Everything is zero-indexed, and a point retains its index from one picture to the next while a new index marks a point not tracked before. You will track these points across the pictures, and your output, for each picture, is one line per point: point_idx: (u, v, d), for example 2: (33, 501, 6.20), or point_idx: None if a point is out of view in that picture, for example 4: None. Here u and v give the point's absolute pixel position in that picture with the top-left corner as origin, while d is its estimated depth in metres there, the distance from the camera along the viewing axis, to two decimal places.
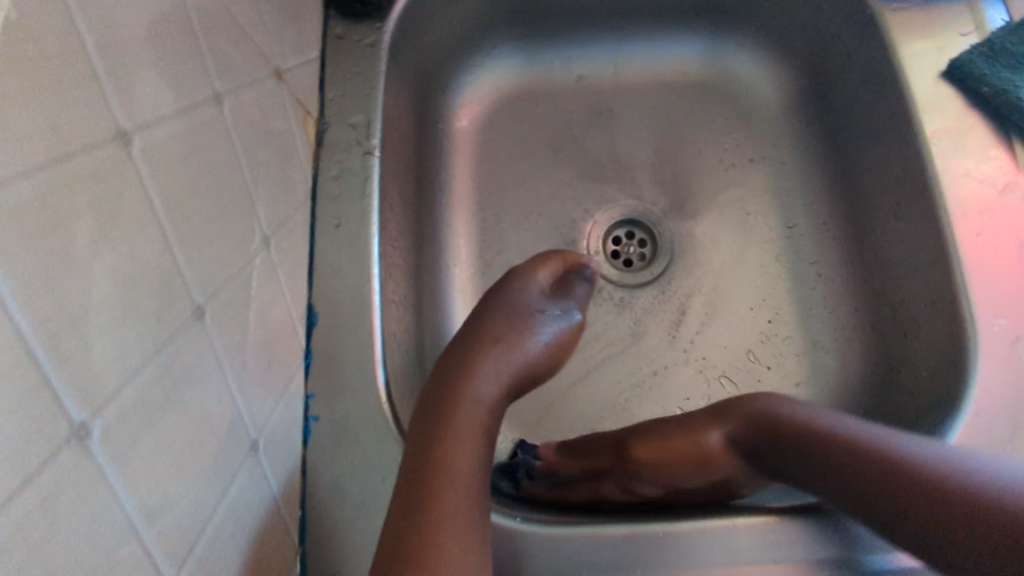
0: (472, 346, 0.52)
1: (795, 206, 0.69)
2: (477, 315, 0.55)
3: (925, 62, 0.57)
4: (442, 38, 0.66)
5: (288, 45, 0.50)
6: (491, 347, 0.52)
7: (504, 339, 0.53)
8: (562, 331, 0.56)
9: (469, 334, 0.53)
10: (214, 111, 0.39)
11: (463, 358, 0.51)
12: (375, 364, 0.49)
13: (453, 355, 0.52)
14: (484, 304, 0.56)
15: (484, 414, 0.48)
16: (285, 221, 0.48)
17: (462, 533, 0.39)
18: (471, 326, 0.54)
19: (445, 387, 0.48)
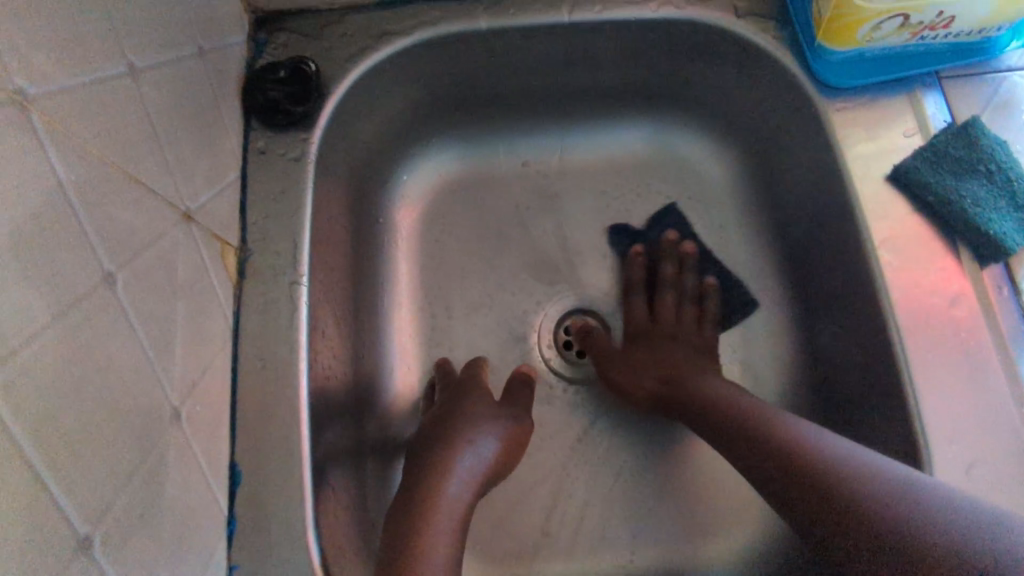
0: (437, 457, 0.52)
1: (747, 293, 0.68)
2: (432, 432, 0.55)
3: (871, 165, 0.56)
4: (377, 134, 0.62)
5: (199, 179, 0.46)
6: (450, 456, 0.52)
7: (458, 446, 0.53)
8: (505, 433, 0.56)
9: (429, 450, 0.53)
10: (106, 296, 0.35)
11: (425, 474, 0.51)
12: (306, 524, 0.45)
13: (419, 467, 0.52)
14: (438, 417, 0.57)
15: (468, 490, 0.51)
16: (201, 377, 0.44)
17: None
18: (428, 443, 0.54)
19: (412, 499, 0.49)
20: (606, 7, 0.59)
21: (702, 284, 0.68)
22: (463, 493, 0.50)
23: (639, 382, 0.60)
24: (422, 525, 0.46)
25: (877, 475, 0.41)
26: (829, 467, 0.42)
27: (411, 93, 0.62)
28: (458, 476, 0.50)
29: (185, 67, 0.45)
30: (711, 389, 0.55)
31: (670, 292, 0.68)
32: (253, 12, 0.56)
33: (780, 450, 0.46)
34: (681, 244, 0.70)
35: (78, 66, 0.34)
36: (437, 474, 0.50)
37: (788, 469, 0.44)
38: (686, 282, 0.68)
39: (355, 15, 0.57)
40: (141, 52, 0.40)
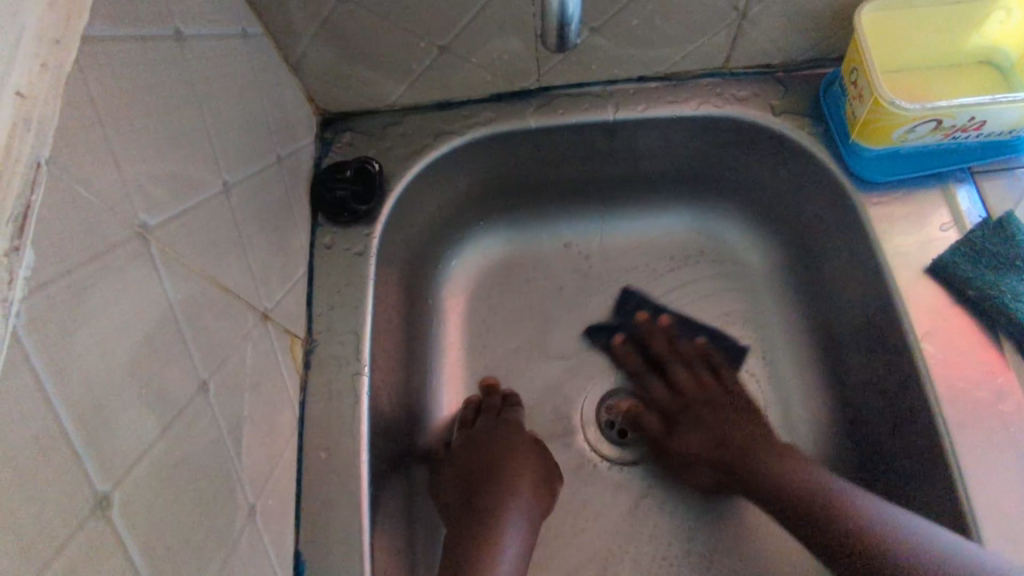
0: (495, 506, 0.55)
1: (787, 376, 0.69)
2: (485, 470, 0.58)
3: (910, 257, 0.58)
4: (430, 222, 0.65)
5: (275, 278, 0.49)
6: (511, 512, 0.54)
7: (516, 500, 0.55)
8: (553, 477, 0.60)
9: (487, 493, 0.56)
10: (200, 402, 0.37)
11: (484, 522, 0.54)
12: None
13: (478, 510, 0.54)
14: (491, 453, 0.59)
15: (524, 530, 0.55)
16: (273, 470, 0.46)
17: None
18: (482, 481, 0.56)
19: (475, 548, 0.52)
20: (650, 106, 0.63)
21: (697, 344, 0.70)
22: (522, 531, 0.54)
23: (689, 443, 0.64)
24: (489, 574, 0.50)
25: (878, 515, 0.51)
26: (826, 503, 0.54)
27: (463, 186, 0.65)
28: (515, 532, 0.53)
29: (267, 176, 0.49)
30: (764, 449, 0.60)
31: (680, 364, 0.69)
32: (321, 113, 0.60)
33: (789, 491, 0.56)
34: (624, 327, 0.71)
35: (184, 192, 0.38)
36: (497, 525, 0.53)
37: (819, 504, 0.54)
38: (684, 345, 0.70)
39: (415, 116, 0.61)
40: (233, 170, 0.44)
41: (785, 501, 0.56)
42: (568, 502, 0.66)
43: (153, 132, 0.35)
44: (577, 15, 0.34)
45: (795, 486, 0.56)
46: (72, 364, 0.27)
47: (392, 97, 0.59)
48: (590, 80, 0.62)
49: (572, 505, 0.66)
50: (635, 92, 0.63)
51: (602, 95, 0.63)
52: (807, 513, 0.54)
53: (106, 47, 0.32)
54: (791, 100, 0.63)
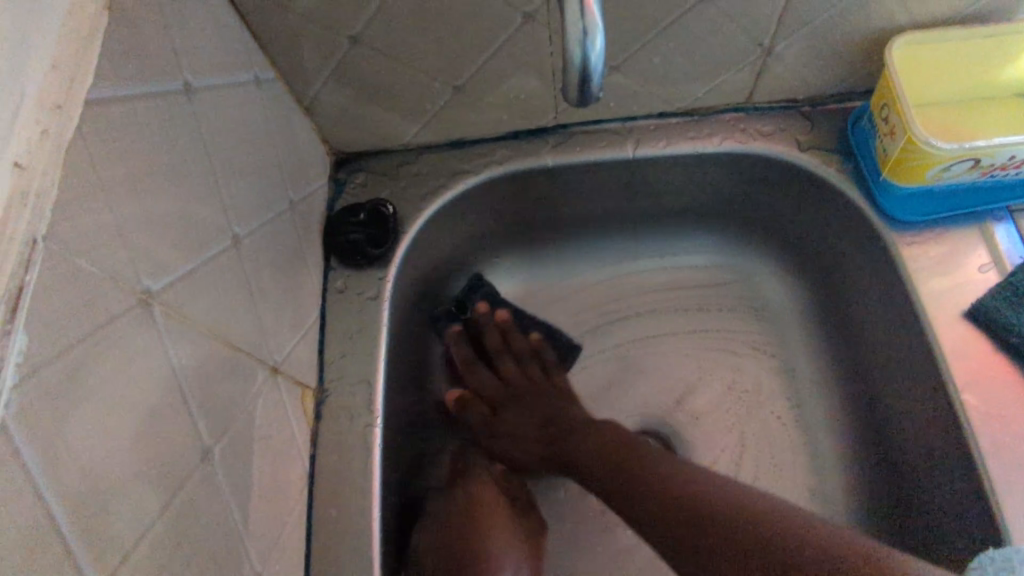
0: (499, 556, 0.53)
1: (814, 418, 0.67)
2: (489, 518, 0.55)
3: (946, 301, 0.55)
4: (445, 261, 0.64)
5: (287, 329, 0.47)
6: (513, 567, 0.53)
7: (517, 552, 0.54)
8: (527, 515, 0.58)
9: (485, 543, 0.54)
10: (206, 470, 0.35)
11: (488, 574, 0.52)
12: None
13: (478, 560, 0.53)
14: (484, 501, 0.56)
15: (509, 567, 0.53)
16: (281, 530, 0.44)
17: None
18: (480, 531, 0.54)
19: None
20: (670, 142, 0.61)
21: (533, 339, 0.68)
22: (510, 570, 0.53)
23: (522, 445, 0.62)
24: None
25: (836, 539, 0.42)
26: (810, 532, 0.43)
27: (478, 224, 0.64)
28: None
29: (278, 223, 0.48)
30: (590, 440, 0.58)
31: (508, 358, 0.67)
32: (334, 153, 0.59)
33: (692, 510, 0.48)
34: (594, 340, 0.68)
35: (192, 249, 0.37)
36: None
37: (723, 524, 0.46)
38: (514, 339, 0.68)
39: (429, 155, 0.60)
40: (243, 221, 0.43)
41: (711, 514, 0.47)
42: None
43: (161, 191, 0.34)
44: (600, 67, 0.33)
45: (742, 490, 0.49)
46: (68, 450, 0.26)
47: (407, 136, 0.58)
48: (609, 117, 0.60)
49: None
50: (656, 127, 0.61)
51: (622, 132, 0.61)
52: (692, 520, 0.47)
53: (113, 110, 0.31)
54: (818, 135, 0.61)
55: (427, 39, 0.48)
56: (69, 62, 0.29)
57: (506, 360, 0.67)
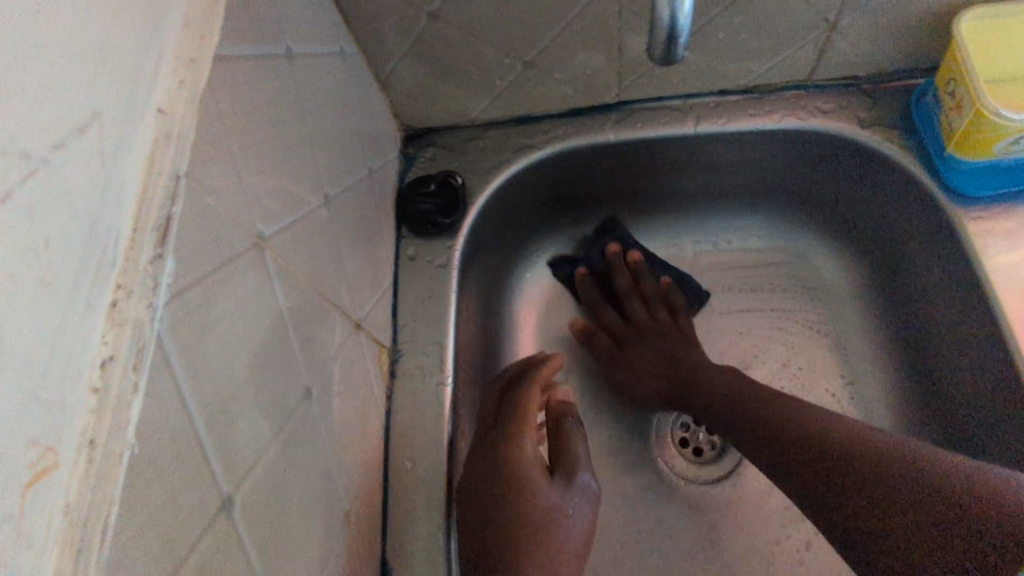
0: (551, 546, 0.42)
1: (870, 394, 0.67)
2: (525, 515, 0.43)
3: (1014, 272, 0.55)
4: (507, 235, 0.66)
5: (366, 289, 0.50)
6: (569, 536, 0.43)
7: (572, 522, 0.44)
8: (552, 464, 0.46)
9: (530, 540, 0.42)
10: (305, 409, 0.38)
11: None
12: None
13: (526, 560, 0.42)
14: (524, 476, 0.45)
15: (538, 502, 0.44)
16: (364, 477, 0.46)
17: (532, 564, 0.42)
18: (523, 518, 0.43)
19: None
20: (731, 119, 0.62)
21: (663, 284, 0.71)
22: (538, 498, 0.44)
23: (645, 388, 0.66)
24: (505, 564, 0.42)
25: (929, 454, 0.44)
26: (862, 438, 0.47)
27: (539, 199, 0.66)
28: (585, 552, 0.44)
29: (359, 189, 0.50)
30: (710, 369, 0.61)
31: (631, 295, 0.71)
32: (405, 128, 0.61)
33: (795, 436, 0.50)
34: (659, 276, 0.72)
35: (293, 203, 0.39)
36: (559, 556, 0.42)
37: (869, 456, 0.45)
38: (643, 282, 0.72)
39: (494, 130, 0.62)
40: (333, 183, 0.45)
41: (820, 436, 0.48)
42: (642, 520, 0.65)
43: (269, 146, 0.37)
44: (686, 29, 0.34)
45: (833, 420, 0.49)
46: (202, 368, 0.29)
47: (474, 111, 0.60)
48: (671, 94, 0.62)
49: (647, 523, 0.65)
50: (716, 105, 0.62)
51: (683, 109, 0.62)
52: (798, 449, 0.49)
53: (233, 67, 0.34)
54: (881, 112, 0.61)
55: (502, 14, 0.50)
56: (198, 18, 0.31)
57: (606, 307, 0.71)
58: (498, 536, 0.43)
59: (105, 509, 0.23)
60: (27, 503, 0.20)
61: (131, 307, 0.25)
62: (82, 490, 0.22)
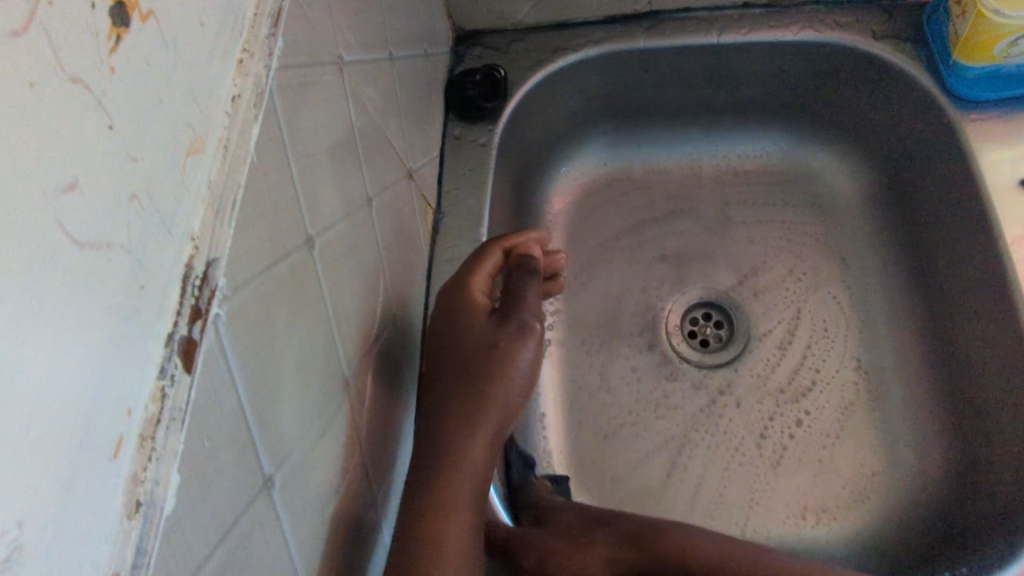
0: (483, 369, 0.50)
1: (871, 296, 0.72)
2: (466, 338, 0.51)
3: (1008, 168, 0.60)
4: (543, 135, 0.74)
5: (418, 149, 0.58)
6: (507, 358, 0.50)
7: (509, 346, 0.50)
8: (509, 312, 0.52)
9: (469, 363, 0.50)
10: (364, 212, 0.47)
11: (475, 395, 0.49)
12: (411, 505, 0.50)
13: (465, 384, 0.49)
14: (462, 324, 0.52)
15: (474, 343, 0.51)
16: (407, 299, 0.55)
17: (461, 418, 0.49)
18: (464, 343, 0.51)
19: (477, 437, 0.48)
20: (751, 30, 0.68)
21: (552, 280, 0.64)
22: (480, 341, 0.51)
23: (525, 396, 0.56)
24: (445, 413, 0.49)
25: None
26: None
27: (573, 103, 0.73)
28: (523, 372, 0.50)
29: (417, 63, 0.59)
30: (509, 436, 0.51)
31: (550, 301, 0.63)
32: (457, 30, 0.70)
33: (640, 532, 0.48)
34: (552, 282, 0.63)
35: (366, 48, 0.48)
36: (490, 382, 0.49)
37: None
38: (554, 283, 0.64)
39: (537, 34, 0.69)
40: (396, 47, 0.54)
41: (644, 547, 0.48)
42: (650, 394, 0.72)
43: None
44: None
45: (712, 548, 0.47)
46: (298, 131, 0.38)
47: (519, 15, 0.68)
48: (696, 4, 0.68)
49: (654, 396, 0.72)
50: (739, 17, 0.69)
51: (708, 20, 0.69)
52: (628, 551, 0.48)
53: None
54: (893, 26, 0.66)
55: None
56: None
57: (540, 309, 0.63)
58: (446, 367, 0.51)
59: (233, 193, 0.31)
60: (185, 167, 0.29)
61: (254, 65, 0.34)
62: (220, 175, 0.31)
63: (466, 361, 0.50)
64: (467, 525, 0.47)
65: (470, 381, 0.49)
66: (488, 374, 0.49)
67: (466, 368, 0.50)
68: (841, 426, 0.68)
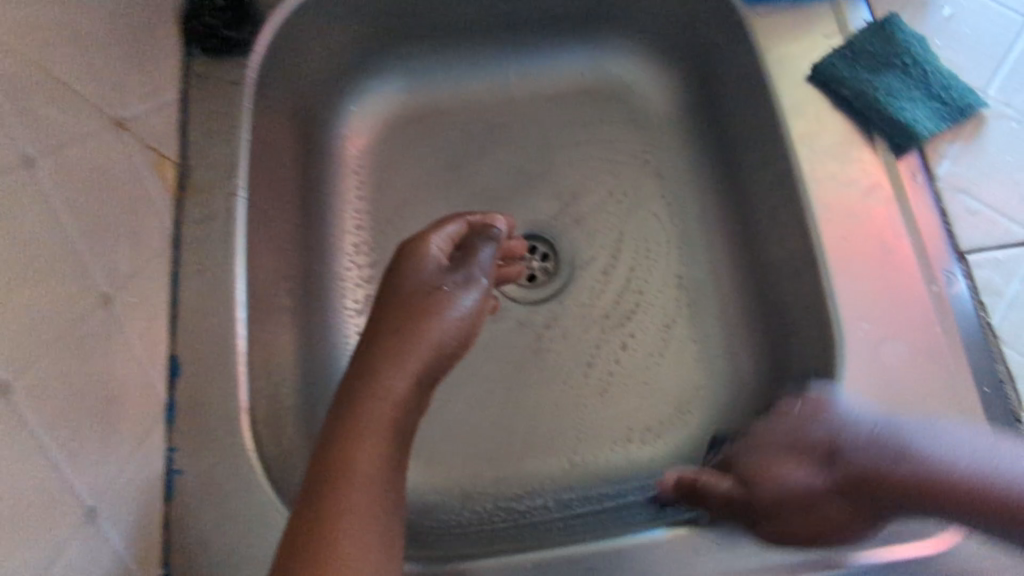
0: (423, 307, 0.46)
1: (691, 210, 0.69)
2: (410, 276, 0.48)
3: (793, 64, 0.58)
4: (323, 65, 0.64)
5: (132, 92, 0.49)
6: (442, 302, 0.46)
7: (446, 295, 0.47)
8: (464, 269, 0.50)
9: (403, 304, 0.46)
10: (21, 175, 0.38)
11: (408, 332, 0.45)
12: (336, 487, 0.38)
13: (403, 318, 0.45)
14: (408, 269, 0.49)
15: (421, 286, 0.48)
16: (136, 271, 0.47)
17: (389, 354, 0.44)
18: (409, 281, 0.47)
19: (396, 376, 0.43)
20: None
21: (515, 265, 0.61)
22: (426, 282, 0.48)
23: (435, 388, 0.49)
24: (381, 346, 0.44)
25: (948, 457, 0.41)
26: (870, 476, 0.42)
27: (355, 27, 0.65)
28: (460, 321, 0.46)
29: None
30: (406, 410, 0.43)
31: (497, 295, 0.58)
32: None
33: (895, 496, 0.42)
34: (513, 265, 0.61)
35: None
36: (427, 318, 0.45)
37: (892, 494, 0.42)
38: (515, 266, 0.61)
39: None
40: None
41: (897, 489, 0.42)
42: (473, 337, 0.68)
43: None
44: None
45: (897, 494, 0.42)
46: None
47: None
48: None
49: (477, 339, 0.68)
50: None
51: None
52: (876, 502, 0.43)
53: None
54: None
55: None
56: None
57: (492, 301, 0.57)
58: (386, 304, 0.47)
59: None
60: None
61: None
62: None
63: (403, 300, 0.47)
64: (385, 464, 0.40)
65: (405, 318, 0.45)
66: (426, 310, 0.46)
67: (402, 307, 0.46)
68: (664, 347, 0.66)
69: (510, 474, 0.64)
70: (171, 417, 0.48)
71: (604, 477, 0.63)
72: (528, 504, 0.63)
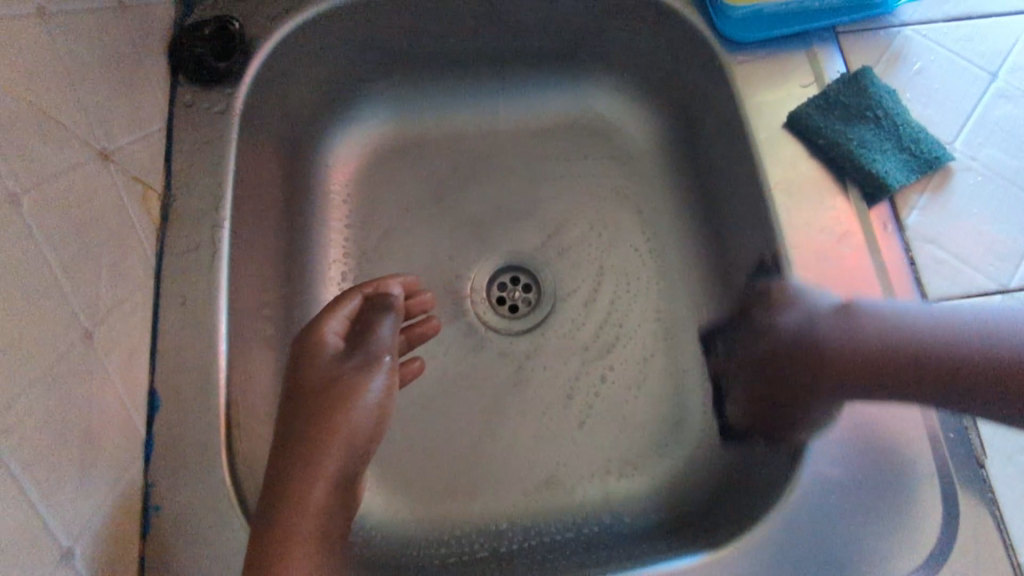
0: (321, 403, 0.45)
1: (669, 244, 0.71)
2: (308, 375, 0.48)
3: (770, 111, 0.60)
4: (310, 93, 0.65)
5: (118, 124, 0.49)
6: (346, 391, 0.46)
7: (351, 381, 0.47)
8: (362, 349, 0.49)
9: (308, 404, 0.46)
10: (9, 214, 0.37)
11: (313, 436, 0.44)
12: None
13: (303, 421, 0.45)
14: (308, 362, 0.48)
15: (320, 378, 0.47)
16: (118, 305, 0.47)
17: (301, 459, 0.44)
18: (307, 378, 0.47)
19: (319, 473, 0.44)
20: None
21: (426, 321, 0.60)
22: (323, 375, 0.47)
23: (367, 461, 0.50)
24: (288, 458, 0.44)
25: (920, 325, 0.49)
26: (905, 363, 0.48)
27: (343, 58, 0.65)
28: (368, 407, 0.46)
29: (105, 20, 0.48)
30: (332, 508, 0.44)
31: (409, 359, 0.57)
32: None
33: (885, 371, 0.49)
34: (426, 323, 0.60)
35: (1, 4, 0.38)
36: (328, 413, 0.45)
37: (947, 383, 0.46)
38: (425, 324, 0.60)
39: None
40: None
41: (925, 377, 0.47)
42: (453, 367, 0.69)
43: None
44: None
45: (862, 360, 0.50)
46: None
47: None
48: None
49: (457, 368, 0.68)
50: None
51: None
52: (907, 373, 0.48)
53: None
54: None
55: None
56: None
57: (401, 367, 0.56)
58: (287, 406, 0.47)
59: None
60: None
61: None
62: None
63: (308, 396, 0.46)
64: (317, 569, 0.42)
65: (309, 415, 0.45)
66: (327, 405, 0.45)
67: (308, 403, 0.46)
68: (642, 380, 0.68)
69: (489, 506, 0.64)
70: (148, 451, 0.48)
71: (582, 509, 0.64)
72: (506, 529, 0.63)
